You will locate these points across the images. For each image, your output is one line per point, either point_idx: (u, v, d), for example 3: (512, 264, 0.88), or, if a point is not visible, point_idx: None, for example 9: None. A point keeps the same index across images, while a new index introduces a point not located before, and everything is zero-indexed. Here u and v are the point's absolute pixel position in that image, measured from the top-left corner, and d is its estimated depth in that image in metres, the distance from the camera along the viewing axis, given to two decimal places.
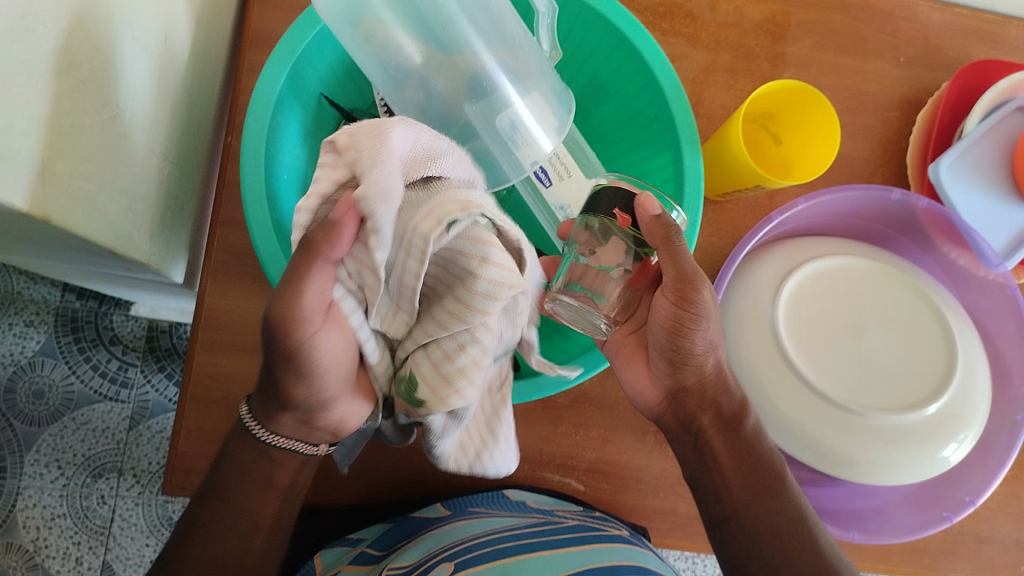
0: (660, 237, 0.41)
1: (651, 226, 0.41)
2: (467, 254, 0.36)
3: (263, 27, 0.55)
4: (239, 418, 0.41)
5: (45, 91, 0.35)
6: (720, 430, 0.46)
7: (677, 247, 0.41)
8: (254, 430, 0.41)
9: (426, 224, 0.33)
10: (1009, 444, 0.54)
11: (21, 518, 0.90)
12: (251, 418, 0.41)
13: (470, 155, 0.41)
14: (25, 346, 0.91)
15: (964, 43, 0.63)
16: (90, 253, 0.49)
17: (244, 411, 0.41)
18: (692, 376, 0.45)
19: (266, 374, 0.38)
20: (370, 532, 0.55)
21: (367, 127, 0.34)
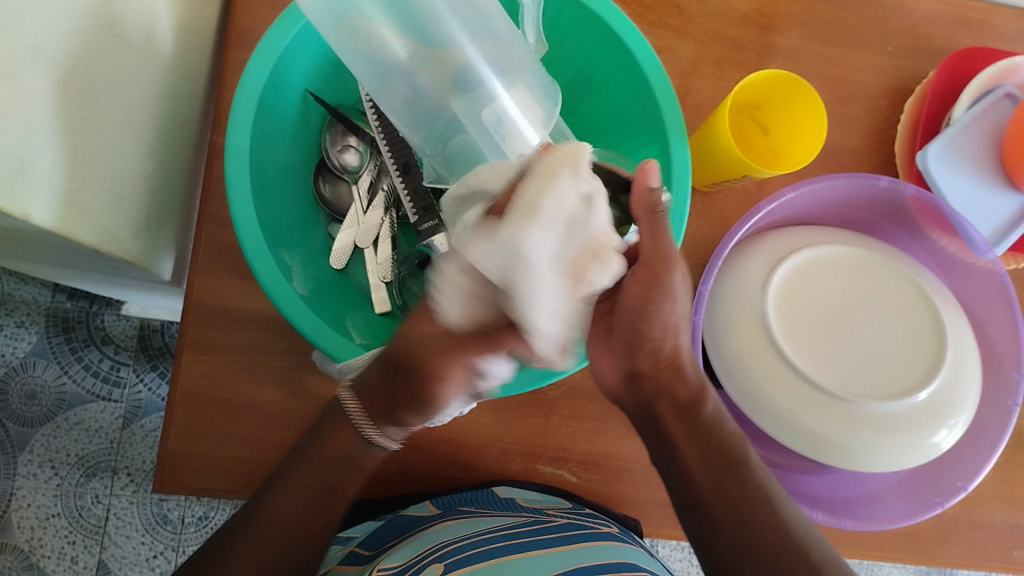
0: (646, 211, 0.43)
1: (641, 198, 0.43)
2: (599, 264, 0.37)
3: (248, 24, 0.55)
4: (340, 400, 0.44)
5: (22, 91, 0.35)
6: (692, 411, 0.46)
7: (660, 223, 0.43)
8: (359, 422, 0.43)
9: (590, 265, 0.36)
10: (999, 428, 0.55)
11: (15, 518, 0.90)
12: (356, 409, 0.43)
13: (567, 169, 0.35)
14: (17, 347, 0.91)
15: (951, 31, 0.63)
16: (76, 253, 0.49)
17: (347, 396, 0.44)
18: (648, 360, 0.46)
19: (407, 385, 0.41)
20: (362, 533, 0.55)
21: (505, 249, 0.33)
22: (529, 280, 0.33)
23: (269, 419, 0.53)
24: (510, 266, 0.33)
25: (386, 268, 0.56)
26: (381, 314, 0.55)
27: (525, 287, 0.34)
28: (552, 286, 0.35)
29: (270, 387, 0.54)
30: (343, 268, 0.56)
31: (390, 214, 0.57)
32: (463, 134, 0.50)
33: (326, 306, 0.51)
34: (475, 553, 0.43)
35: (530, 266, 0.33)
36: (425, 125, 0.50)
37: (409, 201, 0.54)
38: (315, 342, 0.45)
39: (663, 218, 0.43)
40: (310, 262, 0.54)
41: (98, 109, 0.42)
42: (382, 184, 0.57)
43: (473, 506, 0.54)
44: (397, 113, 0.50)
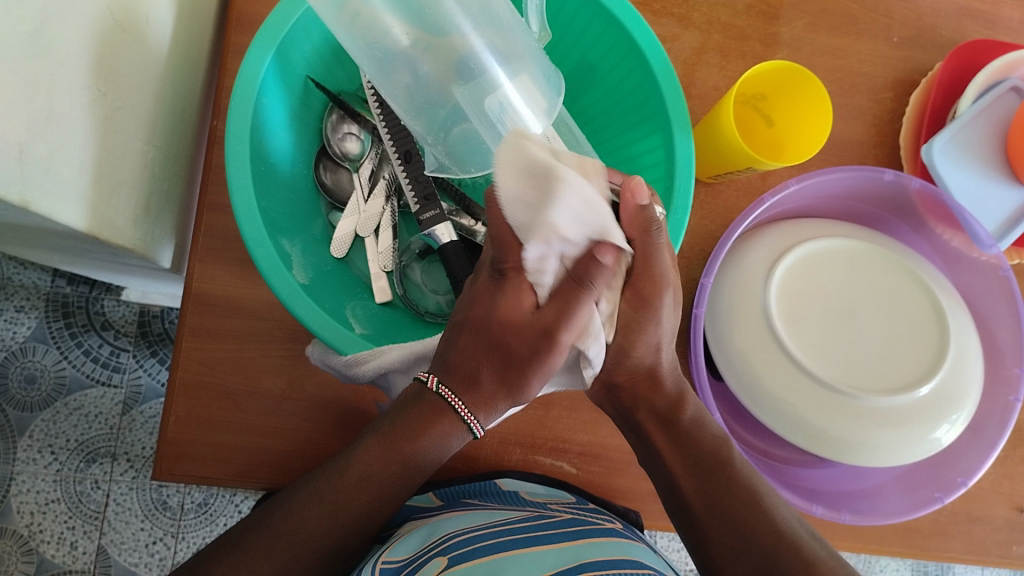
0: (639, 229, 0.41)
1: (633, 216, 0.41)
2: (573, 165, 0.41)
3: (249, 10, 0.55)
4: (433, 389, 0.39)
5: (21, 75, 0.35)
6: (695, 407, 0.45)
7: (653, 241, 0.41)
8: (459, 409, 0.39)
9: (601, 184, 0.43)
10: (1000, 426, 0.54)
11: (15, 503, 0.90)
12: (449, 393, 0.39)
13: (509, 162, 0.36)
14: (16, 332, 0.90)
15: (958, 23, 0.62)
16: (75, 240, 0.48)
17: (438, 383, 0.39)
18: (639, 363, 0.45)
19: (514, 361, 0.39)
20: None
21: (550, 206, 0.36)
22: (598, 213, 0.37)
23: (268, 408, 0.53)
24: (580, 224, 0.37)
25: (387, 256, 0.56)
26: (382, 303, 0.55)
27: (602, 215, 0.38)
28: (591, 207, 0.37)
29: (270, 376, 0.53)
30: (344, 257, 0.56)
31: (391, 203, 0.56)
32: (466, 123, 0.49)
33: (326, 295, 0.51)
34: (481, 546, 0.43)
35: (589, 204, 0.37)
36: (426, 113, 0.49)
37: (410, 189, 0.53)
38: (314, 330, 0.45)
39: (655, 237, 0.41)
40: (310, 250, 0.53)
41: (97, 96, 0.42)
42: (383, 173, 0.56)
43: (476, 498, 0.53)
44: (397, 101, 0.49)
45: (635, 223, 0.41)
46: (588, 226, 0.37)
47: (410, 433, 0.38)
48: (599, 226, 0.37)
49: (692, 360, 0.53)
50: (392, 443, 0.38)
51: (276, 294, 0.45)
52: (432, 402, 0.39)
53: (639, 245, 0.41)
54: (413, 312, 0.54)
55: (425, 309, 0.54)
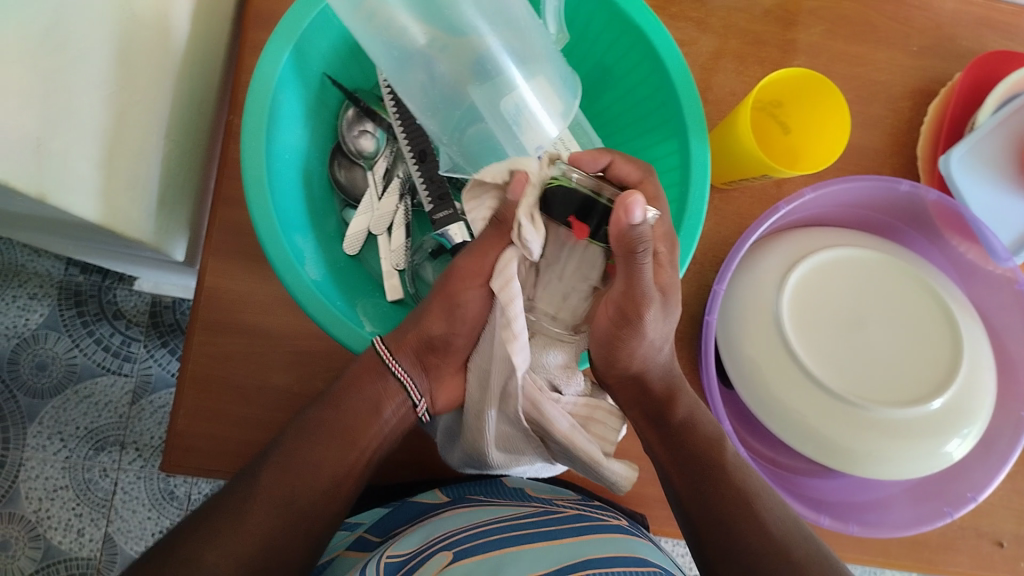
0: (624, 250, 0.37)
1: (619, 237, 0.36)
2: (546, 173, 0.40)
3: (266, 5, 0.55)
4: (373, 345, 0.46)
5: (40, 68, 0.35)
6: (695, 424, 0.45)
7: (637, 260, 0.37)
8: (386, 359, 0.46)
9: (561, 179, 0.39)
10: (1012, 440, 0.54)
11: (24, 489, 0.90)
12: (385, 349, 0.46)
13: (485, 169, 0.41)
14: (29, 319, 0.91)
15: (978, 33, 0.62)
16: (90, 232, 0.49)
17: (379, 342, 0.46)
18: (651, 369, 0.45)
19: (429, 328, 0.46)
20: (371, 519, 0.54)
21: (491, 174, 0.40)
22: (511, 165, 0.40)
23: (277, 403, 0.53)
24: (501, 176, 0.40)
25: (399, 255, 0.55)
26: (392, 300, 0.55)
27: (517, 165, 0.40)
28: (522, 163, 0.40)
29: (281, 371, 0.53)
30: (356, 254, 0.56)
31: (405, 201, 0.56)
32: (481, 123, 0.49)
33: (337, 292, 0.51)
34: (485, 542, 0.43)
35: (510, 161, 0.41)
36: (442, 112, 0.49)
37: (423, 188, 0.53)
38: (328, 329, 0.45)
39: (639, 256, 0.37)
40: (323, 248, 0.53)
41: (115, 89, 0.42)
42: (397, 171, 0.56)
43: (480, 496, 0.53)
44: (412, 99, 0.49)
45: (623, 238, 0.35)
46: (494, 175, 0.40)
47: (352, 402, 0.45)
48: (508, 167, 0.40)
49: (703, 371, 0.53)
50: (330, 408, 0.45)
51: (287, 290, 0.45)
52: (370, 359, 0.46)
53: (626, 261, 0.38)
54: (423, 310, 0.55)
55: None
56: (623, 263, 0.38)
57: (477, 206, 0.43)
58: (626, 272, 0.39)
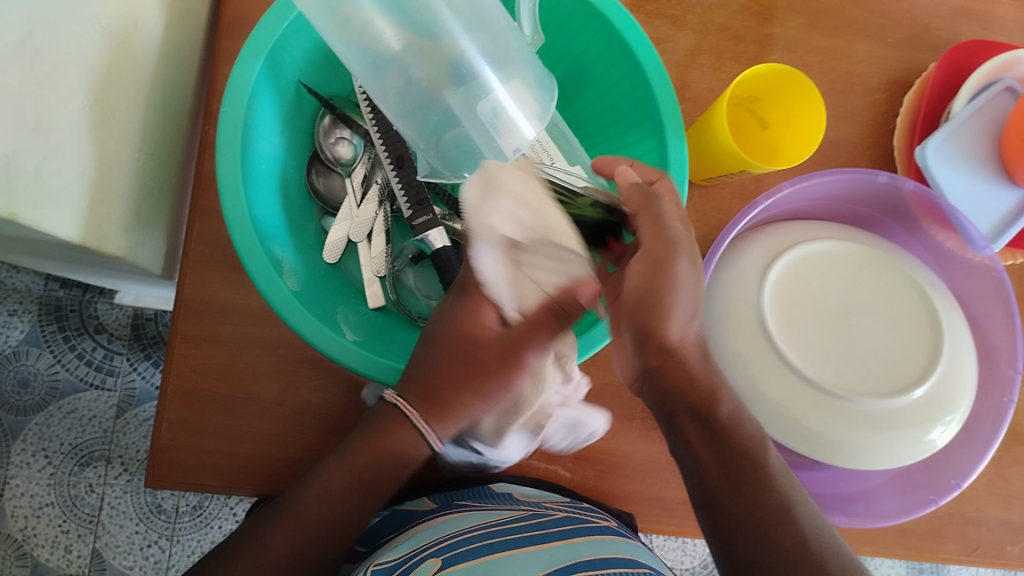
0: (639, 202, 0.43)
1: (634, 194, 0.43)
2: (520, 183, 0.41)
3: (239, 13, 0.54)
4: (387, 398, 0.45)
5: (9, 85, 0.35)
6: (693, 415, 0.43)
7: (656, 210, 0.42)
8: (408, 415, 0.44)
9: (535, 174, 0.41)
10: (994, 426, 0.54)
11: (10, 507, 0.90)
12: (397, 398, 0.44)
13: (495, 210, 0.39)
14: (9, 336, 0.90)
15: (953, 23, 0.62)
16: (66, 249, 0.48)
17: (392, 394, 0.45)
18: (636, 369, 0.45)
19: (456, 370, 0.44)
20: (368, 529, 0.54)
21: (513, 221, 0.39)
22: (546, 220, 0.39)
23: (262, 414, 0.53)
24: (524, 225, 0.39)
25: (379, 261, 0.55)
26: (375, 308, 0.54)
27: (551, 220, 0.39)
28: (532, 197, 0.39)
29: (264, 382, 0.53)
30: (336, 262, 0.55)
31: (384, 207, 0.56)
32: (458, 127, 0.49)
33: (318, 301, 0.51)
34: (476, 548, 0.43)
35: (529, 205, 0.39)
36: (419, 117, 0.49)
37: (402, 195, 0.53)
38: (310, 340, 0.44)
39: (659, 204, 0.43)
40: (302, 256, 0.53)
41: (86, 104, 0.42)
42: (376, 178, 0.56)
43: (468, 501, 0.53)
44: (388, 104, 0.49)
45: (636, 200, 0.43)
46: (530, 228, 0.39)
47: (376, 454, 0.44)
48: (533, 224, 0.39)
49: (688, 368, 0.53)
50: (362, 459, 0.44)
51: (268, 301, 0.45)
52: (392, 412, 0.45)
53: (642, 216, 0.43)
54: (406, 316, 0.54)
55: (420, 314, 0.55)
56: (645, 217, 0.43)
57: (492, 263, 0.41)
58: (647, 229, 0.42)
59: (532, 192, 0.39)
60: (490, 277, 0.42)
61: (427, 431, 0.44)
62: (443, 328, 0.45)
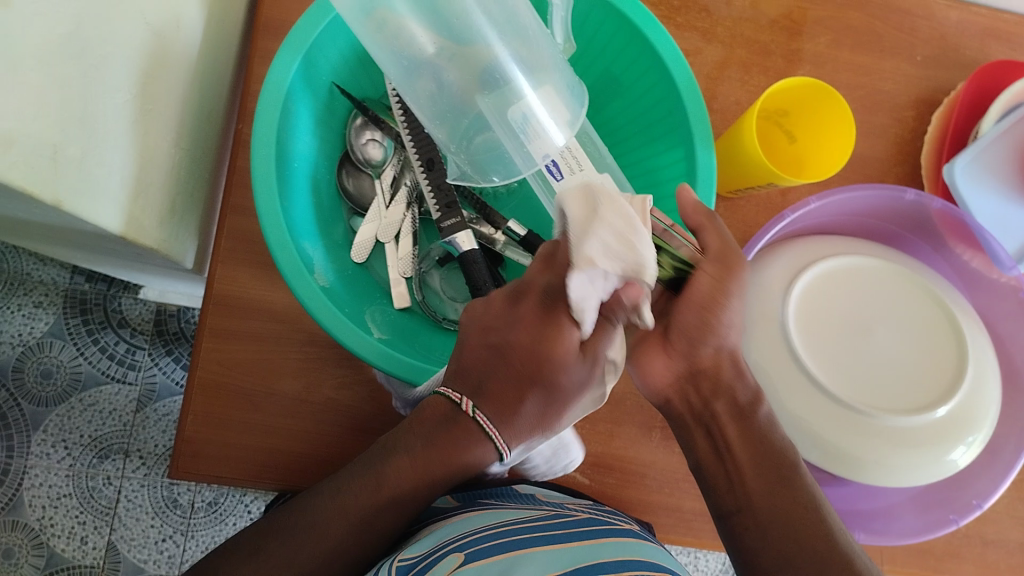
0: (704, 216, 0.43)
1: (697, 210, 0.44)
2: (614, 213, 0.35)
3: (276, 15, 0.55)
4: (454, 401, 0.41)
5: (58, 75, 0.35)
6: (734, 418, 0.42)
7: (718, 226, 0.43)
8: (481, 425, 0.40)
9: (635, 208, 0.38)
10: (1017, 448, 0.54)
11: (27, 497, 0.90)
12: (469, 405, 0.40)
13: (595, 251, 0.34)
14: (34, 328, 0.91)
15: (981, 44, 0.62)
16: (102, 240, 0.49)
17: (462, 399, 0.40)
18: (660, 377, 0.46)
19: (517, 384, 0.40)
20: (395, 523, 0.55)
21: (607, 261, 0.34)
22: (635, 249, 0.34)
23: (287, 410, 0.53)
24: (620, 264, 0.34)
25: (406, 263, 0.56)
26: (401, 308, 0.55)
27: (642, 250, 0.34)
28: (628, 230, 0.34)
29: (288, 379, 0.54)
30: (364, 262, 0.56)
31: (412, 210, 0.57)
32: (488, 132, 0.49)
33: (346, 298, 0.51)
34: (498, 543, 0.43)
35: (625, 237, 0.34)
36: (449, 121, 0.50)
37: (432, 197, 0.53)
38: (334, 335, 0.45)
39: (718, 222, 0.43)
40: (332, 254, 0.54)
41: (129, 97, 0.43)
42: (405, 179, 0.57)
43: (491, 499, 0.53)
44: (421, 108, 0.49)
45: (698, 212, 0.44)
46: (622, 258, 0.34)
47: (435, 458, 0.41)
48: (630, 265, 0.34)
49: None
50: (422, 463, 0.41)
51: (297, 298, 0.45)
52: (467, 426, 0.40)
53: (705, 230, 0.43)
54: (431, 318, 0.55)
55: (444, 316, 0.55)
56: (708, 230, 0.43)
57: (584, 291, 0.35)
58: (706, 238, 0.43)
59: (626, 220, 0.35)
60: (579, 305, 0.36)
61: (499, 443, 0.41)
62: (520, 340, 0.40)
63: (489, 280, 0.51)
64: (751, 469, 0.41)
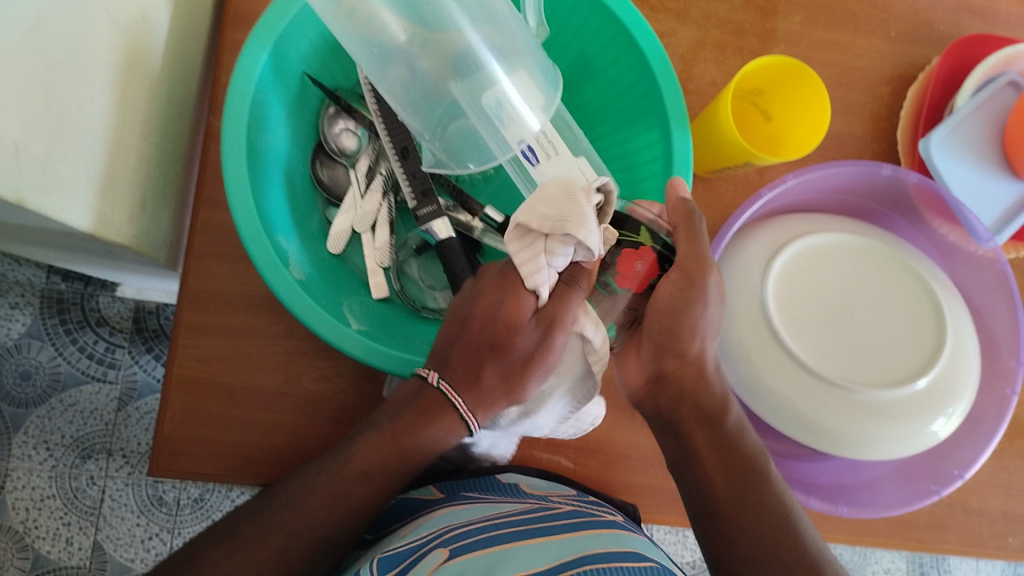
0: (683, 216, 0.45)
1: (677, 208, 0.45)
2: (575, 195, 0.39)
3: (244, 5, 0.54)
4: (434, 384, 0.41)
5: (19, 73, 0.35)
6: (701, 424, 0.44)
7: (694, 230, 0.44)
8: (452, 400, 0.41)
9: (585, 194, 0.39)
10: (997, 417, 0.54)
11: (10, 500, 0.89)
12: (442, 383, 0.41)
13: (537, 201, 0.39)
14: (11, 329, 0.90)
15: (955, 18, 0.62)
16: (72, 238, 0.48)
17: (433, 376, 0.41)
18: (673, 362, 0.44)
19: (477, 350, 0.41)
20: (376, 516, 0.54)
21: (553, 219, 0.38)
22: (563, 210, 0.38)
23: (266, 405, 0.53)
24: (558, 221, 0.38)
25: (383, 253, 0.55)
26: (379, 299, 0.54)
27: (569, 209, 0.38)
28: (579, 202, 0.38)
29: (271, 374, 0.53)
30: (340, 253, 0.55)
31: (388, 199, 0.56)
32: (463, 119, 0.49)
33: (324, 292, 0.50)
34: (484, 538, 0.43)
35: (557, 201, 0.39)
36: (423, 109, 0.49)
37: (407, 186, 0.53)
38: (317, 331, 0.44)
39: (696, 226, 0.44)
40: (309, 247, 0.53)
41: (94, 93, 0.42)
42: (380, 169, 0.56)
43: (476, 493, 0.53)
44: (394, 96, 0.49)
45: (677, 211, 0.45)
46: (545, 218, 0.38)
47: (413, 429, 0.42)
48: (560, 222, 0.38)
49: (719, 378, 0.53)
50: (388, 436, 0.42)
51: (273, 290, 0.45)
52: (435, 397, 0.41)
53: (687, 228, 0.44)
54: (410, 306, 0.54)
55: (423, 305, 0.55)
56: (683, 233, 0.44)
57: (528, 255, 0.39)
58: (686, 242, 0.44)
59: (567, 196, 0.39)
60: (529, 272, 0.39)
61: (460, 405, 0.41)
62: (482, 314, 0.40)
63: (467, 267, 0.50)
64: (734, 464, 0.43)
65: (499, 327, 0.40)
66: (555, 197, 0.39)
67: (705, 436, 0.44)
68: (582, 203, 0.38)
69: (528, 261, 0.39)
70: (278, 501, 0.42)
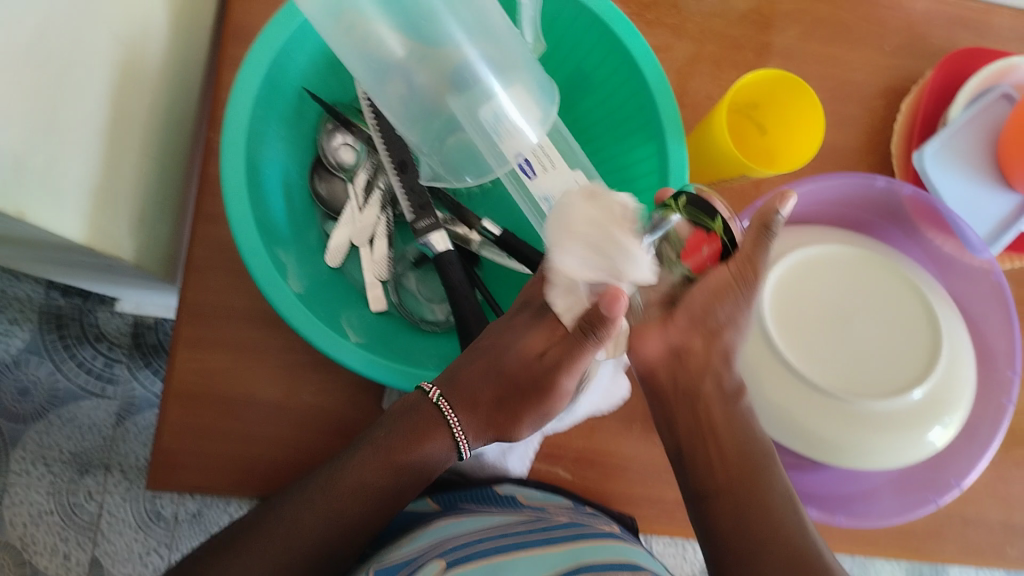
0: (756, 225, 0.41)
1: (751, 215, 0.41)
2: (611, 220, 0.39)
3: (243, 21, 0.55)
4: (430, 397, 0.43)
5: (24, 88, 0.35)
6: (718, 400, 0.44)
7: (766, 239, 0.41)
8: (442, 408, 0.43)
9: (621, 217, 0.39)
10: (993, 428, 0.55)
11: (9, 515, 0.87)
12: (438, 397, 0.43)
13: (575, 240, 0.38)
14: (11, 344, 0.86)
15: (948, 31, 0.63)
16: (72, 252, 0.49)
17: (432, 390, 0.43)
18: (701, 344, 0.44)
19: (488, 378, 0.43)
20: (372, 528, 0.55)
21: (603, 271, 0.38)
22: (611, 259, 0.38)
23: (263, 418, 0.53)
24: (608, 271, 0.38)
25: (382, 266, 0.56)
26: (378, 312, 0.55)
27: (616, 259, 0.38)
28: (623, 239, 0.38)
29: (269, 387, 0.53)
30: (339, 266, 0.56)
31: (386, 212, 0.57)
32: (461, 132, 0.49)
33: (321, 303, 0.51)
34: (481, 551, 0.43)
35: (601, 248, 0.38)
36: (421, 123, 0.49)
37: (405, 198, 0.53)
38: (314, 342, 0.45)
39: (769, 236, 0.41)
40: (305, 261, 0.53)
41: (95, 108, 0.42)
42: (379, 183, 0.57)
43: (473, 505, 0.53)
44: (393, 110, 0.49)
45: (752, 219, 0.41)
46: (597, 269, 0.38)
47: (409, 446, 0.43)
48: (610, 274, 0.38)
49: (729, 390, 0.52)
50: (382, 445, 0.43)
51: (270, 302, 0.45)
52: (428, 412, 0.43)
53: (753, 237, 0.41)
54: (409, 320, 0.54)
55: (421, 317, 0.55)
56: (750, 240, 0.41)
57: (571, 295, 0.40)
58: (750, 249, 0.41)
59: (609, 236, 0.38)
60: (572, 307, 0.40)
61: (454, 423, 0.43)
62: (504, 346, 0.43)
63: (465, 281, 0.50)
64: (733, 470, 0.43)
65: (512, 359, 0.42)
66: (597, 237, 0.38)
67: (721, 410, 0.44)
68: (626, 240, 0.38)
69: (570, 300, 0.40)
70: (273, 514, 0.42)
